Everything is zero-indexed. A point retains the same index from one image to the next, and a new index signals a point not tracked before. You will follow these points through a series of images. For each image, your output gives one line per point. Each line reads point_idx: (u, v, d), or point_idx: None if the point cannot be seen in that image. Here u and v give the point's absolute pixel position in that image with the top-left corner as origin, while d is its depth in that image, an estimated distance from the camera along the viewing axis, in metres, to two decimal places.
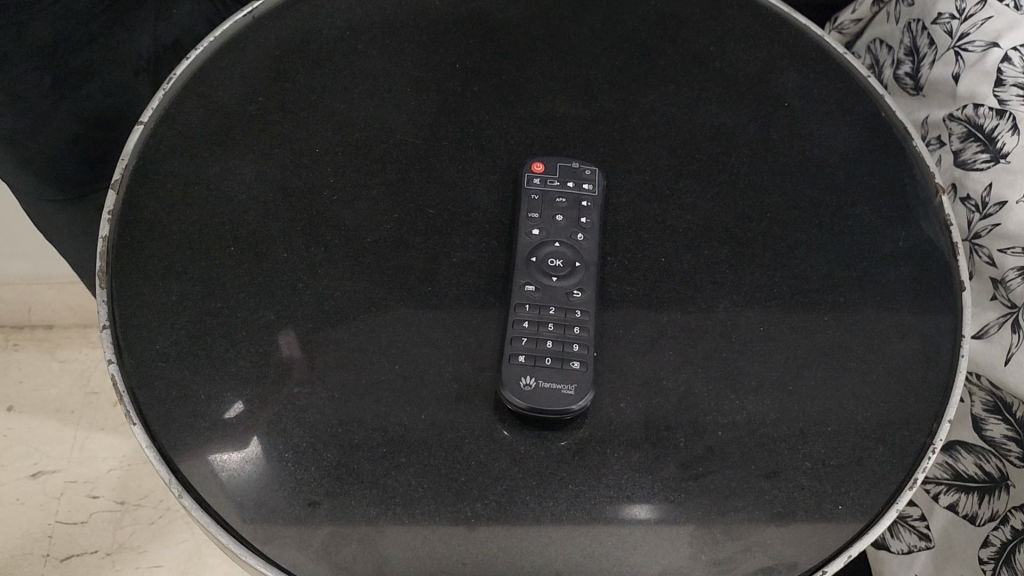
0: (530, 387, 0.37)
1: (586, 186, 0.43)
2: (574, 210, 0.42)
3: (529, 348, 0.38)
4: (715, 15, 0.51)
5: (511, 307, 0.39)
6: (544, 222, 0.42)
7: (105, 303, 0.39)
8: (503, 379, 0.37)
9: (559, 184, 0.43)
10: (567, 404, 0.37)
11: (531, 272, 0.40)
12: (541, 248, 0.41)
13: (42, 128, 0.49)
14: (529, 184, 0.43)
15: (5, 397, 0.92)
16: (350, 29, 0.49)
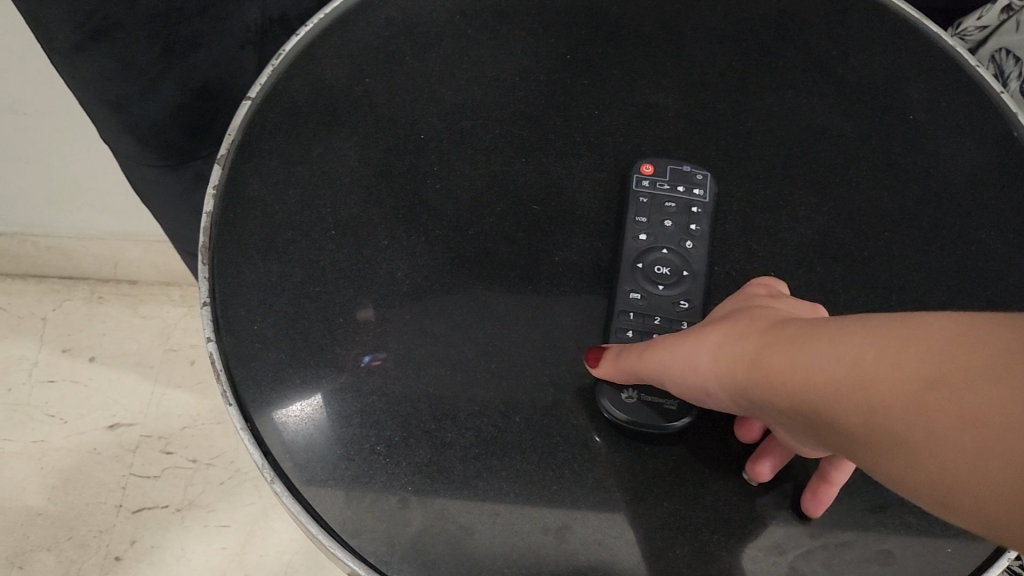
0: (632, 400, 0.37)
1: (697, 191, 0.41)
2: (683, 216, 0.41)
3: None
4: (839, 16, 0.49)
5: (616, 314, 0.39)
6: (652, 228, 0.41)
7: (206, 280, 0.39)
8: (602, 393, 0.37)
9: (669, 188, 0.41)
10: (667, 423, 0.36)
11: (636, 279, 0.39)
12: (647, 254, 0.40)
13: (148, 94, 0.50)
14: (638, 187, 0.41)
15: (89, 348, 0.95)
16: (460, 12, 0.48)
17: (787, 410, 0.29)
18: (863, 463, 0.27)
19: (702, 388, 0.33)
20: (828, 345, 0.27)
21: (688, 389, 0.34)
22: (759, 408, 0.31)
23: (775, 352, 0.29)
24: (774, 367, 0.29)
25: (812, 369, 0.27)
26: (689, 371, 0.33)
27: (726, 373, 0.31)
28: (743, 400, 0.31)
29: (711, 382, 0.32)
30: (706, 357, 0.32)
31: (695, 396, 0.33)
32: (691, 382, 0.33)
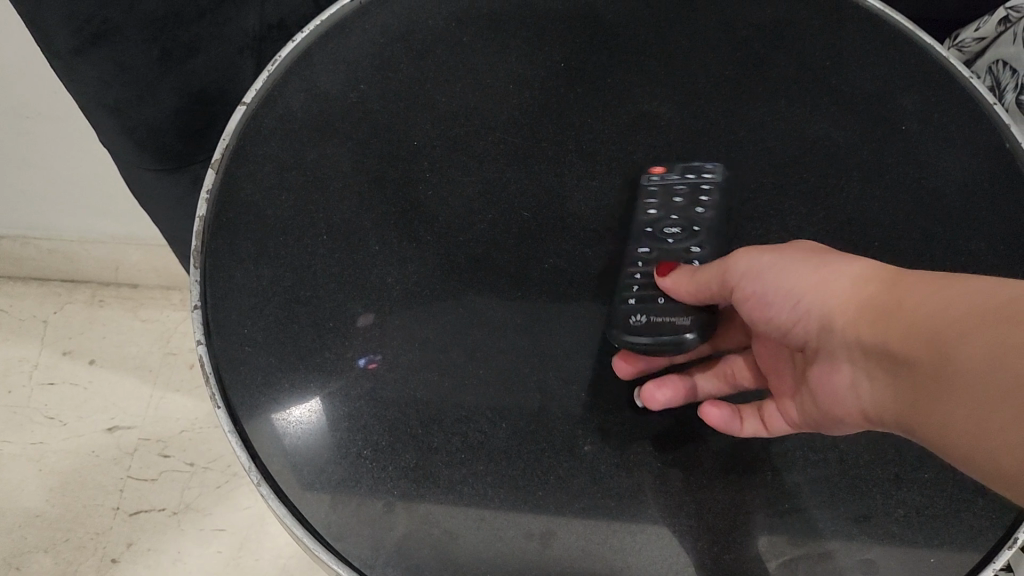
0: (639, 322, 0.38)
1: (706, 176, 0.43)
2: (692, 200, 0.42)
3: (640, 294, 0.39)
4: (834, 26, 0.48)
5: (624, 266, 0.41)
6: (663, 204, 0.42)
7: (198, 283, 0.39)
8: (613, 321, 0.39)
9: (677, 178, 0.43)
10: (682, 336, 0.38)
11: (647, 239, 0.41)
12: (657, 221, 0.42)
13: (146, 99, 0.50)
14: (647, 182, 0.43)
15: (89, 351, 0.95)
16: (456, 18, 0.48)
17: (888, 336, 0.34)
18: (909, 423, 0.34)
19: (796, 299, 0.38)
20: (967, 297, 0.32)
21: (777, 299, 0.39)
22: (849, 332, 0.36)
23: (880, 287, 0.35)
24: (895, 308, 0.34)
25: (940, 316, 0.32)
26: (796, 277, 0.38)
27: (831, 304, 0.37)
28: (830, 317, 0.37)
29: (820, 305, 0.37)
30: (834, 282, 0.37)
31: (782, 310, 0.39)
32: (788, 287, 0.38)
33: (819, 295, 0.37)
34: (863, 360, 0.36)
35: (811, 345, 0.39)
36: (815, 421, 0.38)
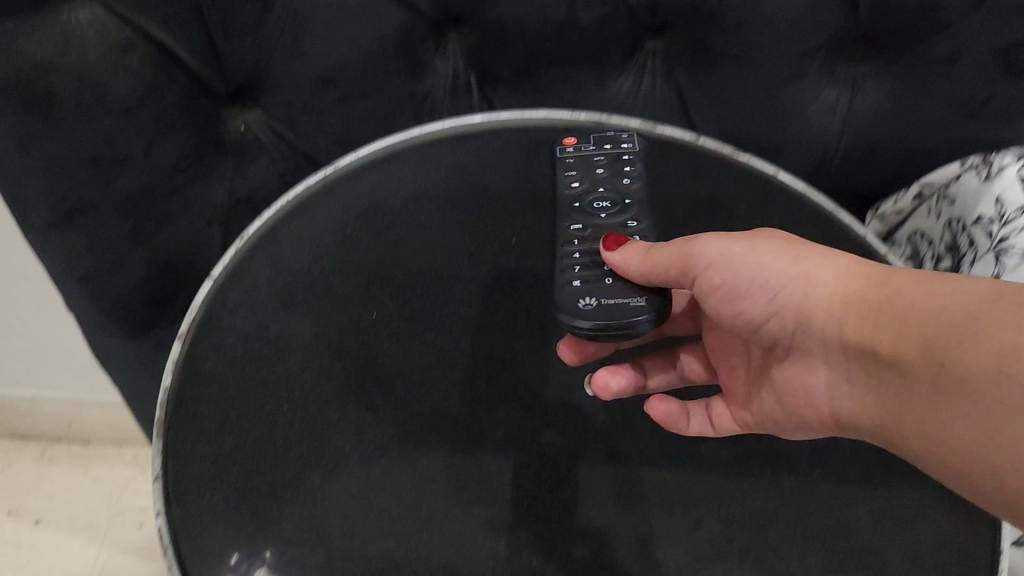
0: (590, 306, 0.43)
1: (624, 146, 0.50)
2: (613, 166, 0.49)
3: (582, 275, 0.44)
4: (762, 204, 0.53)
5: (562, 248, 0.46)
6: (584, 177, 0.48)
7: (158, 454, 0.40)
8: (562, 304, 0.43)
9: (594, 151, 0.50)
10: (632, 318, 0.42)
11: (578, 216, 0.47)
12: (585, 196, 0.48)
13: (116, 267, 0.53)
14: (563, 154, 0.50)
15: (34, 510, 0.93)
16: (415, 194, 0.52)
17: (863, 332, 0.38)
18: (899, 423, 0.36)
19: (772, 291, 0.42)
20: (956, 304, 0.35)
21: (752, 291, 0.43)
22: (822, 319, 0.40)
23: (861, 286, 0.39)
24: (876, 306, 0.38)
25: (937, 314, 0.35)
26: (777, 270, 0.42)
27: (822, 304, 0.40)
28: (803, 310, 0.41)
29: (803, 298, 0.41)
30: (820, 278, 0.41)
31: (757, 304, 0.43)
32: (765, 280, 0.42)
33: (796, 286, 0.41)
34: (835, 351, 0.40)
35: (787, 338, 0.43)
36: (772, 416, 0.46)
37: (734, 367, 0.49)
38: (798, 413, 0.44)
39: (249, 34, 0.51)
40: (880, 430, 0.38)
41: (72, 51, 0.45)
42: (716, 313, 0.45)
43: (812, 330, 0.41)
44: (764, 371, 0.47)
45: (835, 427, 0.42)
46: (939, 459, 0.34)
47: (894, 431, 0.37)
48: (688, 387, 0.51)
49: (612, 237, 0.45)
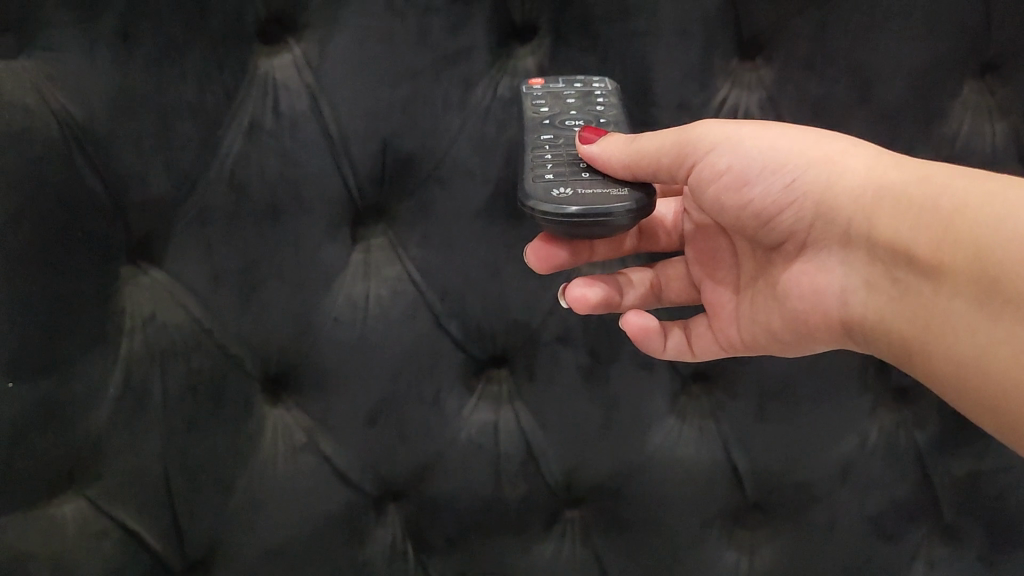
0: (566, 194, 0.46)
1: (596, 84, 0.52)
2: (585, 98, 0.52)
3: (556, 173, 0.48)
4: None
5: (534, 147, 0.50)
6: (555, 107, 0.51)
7: None
8: (537, 192, 0.46)
9: (563, 87, 0.52)
10: (612, 206, 0.45)
11: (550, 130, 0.50)
12: (557, 117, 0.51)
13: None
14: (530, 90, 0.52)
15: None
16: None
17: (871, 242, 0.42)
18: (912, 337, 0.41)
19: (783, 185, 0.45)
20: (1003, 226, 0.36)
21: (763, 177, 0.45)
22: (840, 211, 0.43)
23: (882, 175, 0.42)
24: (879, 204, 0.41)
25: (998, 228, 0.36)
26: (790, 154, 0.45)
27: (853, 183, 0.43)
28: (824, 197, 0.44)
29: (818, 187, 0.44)
30: (847, 163, 0.43)
31: (768, 192, 0.45)
32: (780, 164, 0.45)
33: (816, 169, 0.44)
34: (860, 257, 0.43)
35: (793, 226, 0.46)
36: (734, 339, 0.53)
37: (722, 281, 0.54)
38: (797, 314, 0.48)
39: (212, 517, 0.58)
40: (891, 343, 0.42)
41: (50, 546, 0.52)
42: (720, 203, 0.48)
43: (825, 176, 0.44)
44: (755, 282, 0.51)
45: (842, 332, 0.46)
46: (967, 387, 0.38)
47: (893, 326, 0.42)
48: (665, 301, 0.56)
49: (589, 130, 0.50)
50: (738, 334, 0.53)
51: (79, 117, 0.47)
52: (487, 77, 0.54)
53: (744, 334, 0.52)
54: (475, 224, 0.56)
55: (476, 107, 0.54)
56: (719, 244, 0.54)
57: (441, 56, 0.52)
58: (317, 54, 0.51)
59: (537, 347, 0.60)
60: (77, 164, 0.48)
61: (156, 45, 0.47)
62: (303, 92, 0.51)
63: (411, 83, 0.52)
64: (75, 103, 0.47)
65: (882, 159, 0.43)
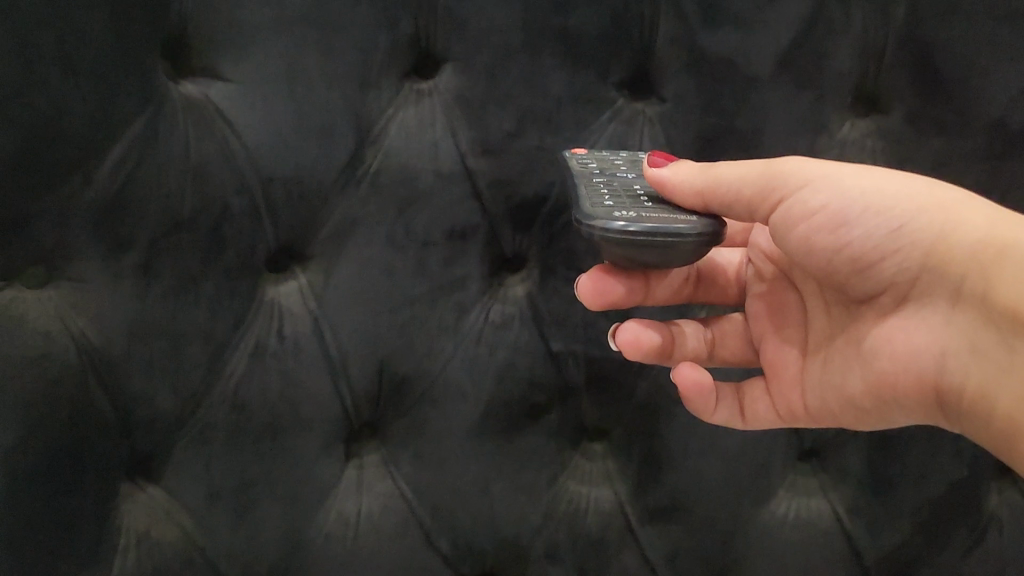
0: (630, 214, 0.43)
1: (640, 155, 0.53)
2: (632, 161, 0.51)
3: (615, 199, 0.45)
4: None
5: (588, 179, 0.47)
6: (602, 163, 0.50)
7: None
8: (601, 211, 0.43)
9: (609, 156, 0.51)
10: (681, 229, 0.42)
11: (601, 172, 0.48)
12: (606, 168, 0.49)
13: None
14: (574, 154, 0.51)
15: None
16: None
17: (989, 303, 0.41)
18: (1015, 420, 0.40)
19: (887, 228, 0.44)
20: None
21: (863, 219, 0.44)
22: (955, 265, 0.42)
23: (1011, 233, 0.41)
24: (1003, 260, 0.40)
25: None
26: (898, 198, 0.44)
27: (970, 236, 0.42)
28: (935, 246, 0.43)
29: (928, 233, 0.43)
30: (966, 216, 0.42)
31: (869, 233, 0.44)
32: (885, 206, 0.44)
33: (928, 214, 0.43)
34: (968, 318, 0.42)
35: (886, 271, 0.45)
36: (796, 406, 0.53)
37: (787, 340, 0.54)
38: (883, 380, 0.46)
39: None
40: (991, 423, 0.41)
41: None
42: (809, 243, 0.46)
43: (931, 222, 0.43)
44: (832, 341, 0.50)
45: (934, 406, 0.45)
46: None
47: (994, 394, 0.41)
48: (718, 358, 0.57)
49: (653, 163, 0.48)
50: (802, 400, 0.52)
51: (97, 344, 0.49)
52: (480, 303, 0.57)
53: (812, 398, 0.52)
54: (467, 442, 0.58)
55: (469, 332, 0.57)
56: (787, 297, 0.54)
57: (437, 285, 0.56)
58: (321, 282, 0.55)
59: (526, 564, 0.61)
60: (92, 391, 0.50)
61: (176, 277, 0.51)
62: (306, 316, 0.55)
63: (409, 309, 0.56)
64: (95, 331, 0.49)
65: (1001, 219, 0.42)
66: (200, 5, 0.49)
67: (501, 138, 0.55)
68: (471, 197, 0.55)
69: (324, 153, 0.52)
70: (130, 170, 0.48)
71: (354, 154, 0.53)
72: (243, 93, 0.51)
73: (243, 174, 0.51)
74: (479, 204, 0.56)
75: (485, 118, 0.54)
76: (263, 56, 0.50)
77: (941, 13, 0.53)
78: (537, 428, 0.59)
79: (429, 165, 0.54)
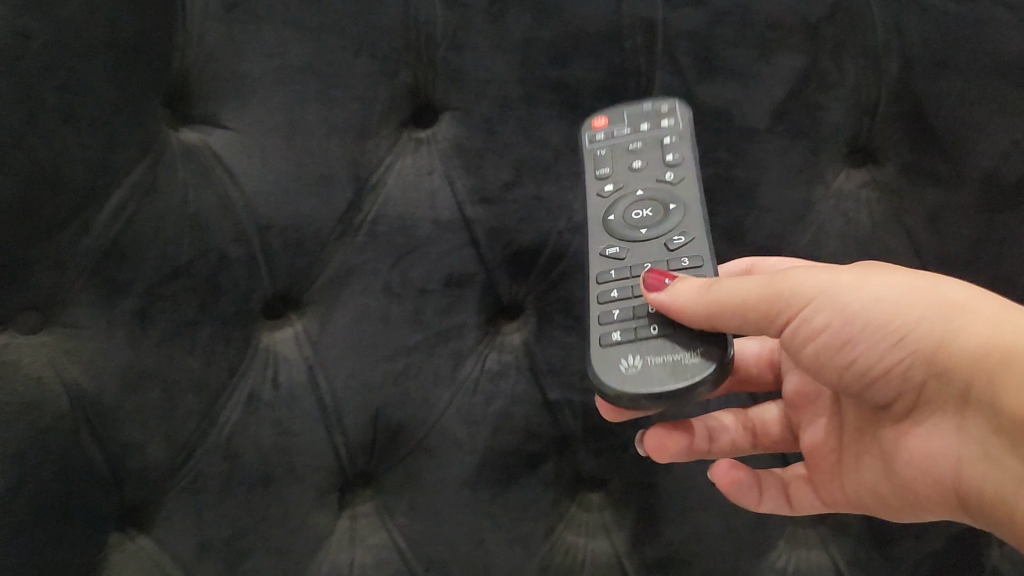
0: (639, 365, 0.44)
1: (666, 120, 0.52)
2: (654, 149, 0.52)
3: (624, 330, 0.46)
4: None
5: (598, 296, 0.48)
6: (616, 179, 0.52)
7: None
8: (610, 365, 0.44)
9: (627, 134, 0.53)
10: (692, 377, 0.43)
11: (614, 237, 0.50)
12: (621, 207, 0.51)
13: None
14: (593, 139, 0.53)
15: None
16: None
17: (996, 410, 0.39)
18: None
19: (890, 344, 0.42)
20: None
21: (864, 335, 0.42)
22: (958, 374, 0.40)
23: (1014, 335, 0.38)
24: (1006, 366, 0.38)
25: None
26: (892, 311, 0.41)
27: (966, 339, 0.40)
28: (936, 356, 0.41)
29: (926, 341, 0.41)
30: (961, 319, 0.40)
31: (872, 347, 0.42)
32: (885, 320, 0.41)
33: (929, 325, 0.41)
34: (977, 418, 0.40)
35: (892, 382, 0.43)
36: (840, 499, 0.52)
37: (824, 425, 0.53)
38: (911, 480, 0.46)
39: None
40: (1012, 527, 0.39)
41: None
42: (819, 362, 0.45)
43: (927, 330, 0.41)
44: (860, 435, 0.50)
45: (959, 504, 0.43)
46: None
47: (1008, 500, 0.39)
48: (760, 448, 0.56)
49: (654, 273, 0.46)
50: (837, 490, 0.52)
51: (89, 392, 0.49)
52: (476, 352, 0.57)
53: (848, 490, 0.51)
54: (462, 494, 0.57)
55: (465, 381, 0.57)
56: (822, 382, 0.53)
57: (434, 333, 0.56)
58: (318, 330, 0.55)
59: None
60: (81, 438, 0.49)
61: (171, 324, 0.50)
62: (302, 364, 0.55)
63: (405, 358, 0.56)
64: (87, 378, 0.48)
65: (994, 319, 0.39)
66: (201, 57, 0.50)
67: (498, 188, 0.55)
68: (468, 245, 0.56)
69: (322, 201, 0.53)
70: (127, 216, 0.48)
71: (353, 203, 0.53)
72: (243, 142, 0.51)
73: (241, 222, 0.51)
74: (476, 252, 0.56)
75: (482, 167, 0.55)
76: (263, 107, 0.51)
77: (933, 66, 0.54)
78: (534, 479, 0.58)
79: (426, 214, 0.55)
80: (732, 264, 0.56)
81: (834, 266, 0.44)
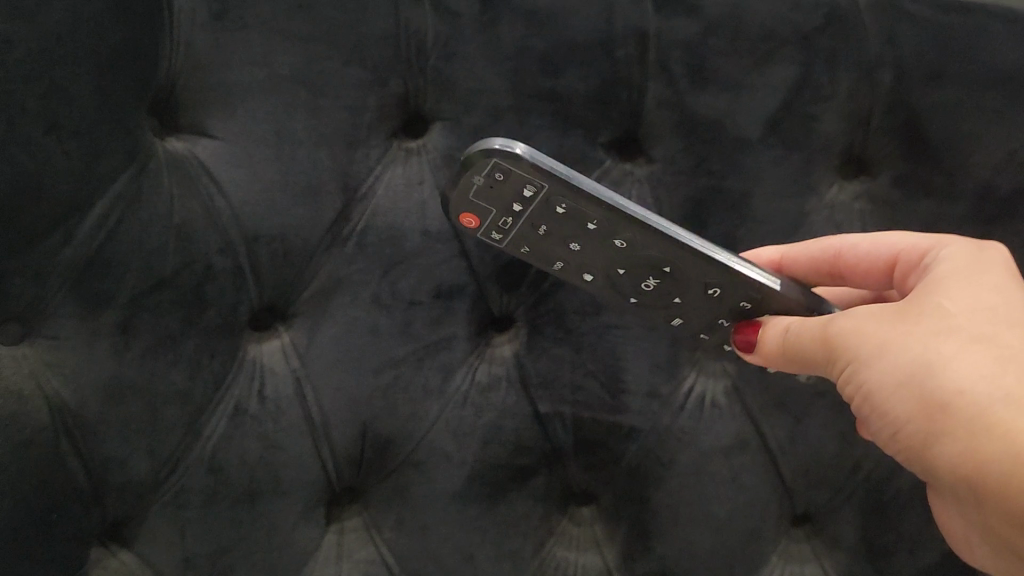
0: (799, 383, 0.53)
1: (529, 193, 0.44)
2: (557, 219, 0.45)
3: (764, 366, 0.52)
4: None
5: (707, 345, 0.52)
6: (586, 263, 0.47)
7: None
8: None
9: (508, 216, 0.45)
10: None
11: (660, 311, 0.49)
12: (630, 287, 0.48)
13: None
14: (499, 238, 0.46)
15: None
16: None
17: (984, 513, 0.35)
18: None
19: (891, 431, 0.39)
20: None
21: (871, 413, 0.40)
22: (941, 475, 0.37)
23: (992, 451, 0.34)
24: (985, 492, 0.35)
25: None
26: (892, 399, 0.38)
27: (949, 452, 0.36)
28: (923, 451, 0.37)
29: (918, 439, 0.37)
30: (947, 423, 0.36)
31: (879, 425, 0.40)
32: (885, 406, 0.38)
33: (919, 423, 0.37)
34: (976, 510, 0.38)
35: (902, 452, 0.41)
36: None
37: None
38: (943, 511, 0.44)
39: None
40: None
41: None
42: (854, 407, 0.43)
43: (917, 430, 0.37)
44: None
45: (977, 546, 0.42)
46: None
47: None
48: None
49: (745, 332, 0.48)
50: None
51: (72, 405, 0.48)
52: (465, 364, 0.56)
53: None
54: (450, 508, 0.56)
55: (454, 394, 0.56)
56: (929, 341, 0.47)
57: (422, 345, 0.55)
58: (306, 342, 0.54)
59: None
60: (63, 452, 0.48)
61: (154, 335, 0.49)
62: (289, 376, 0.54)
63: (394, 371, 0.55)
64: (70, 391, 0.48)
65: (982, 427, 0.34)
66: (188, 65, 0.49)
67: None
68: (458, 256, 0.55)
69: (311, 213, 0.52)
70: (112, 227, 0.47)
71: (341, 214, 0.53)
72: (229, 152, 0.50)
73: (227, 232, 0.50)
74: (466, 263, 0.55)
75: None
76: (252, 116, 0.50)
77: (927, 78, 0.54)
78: (523, 493, 0.58)
79: (415, 225, 0.54)
80: (821, 242, 0.49)
81: (855, 323, 0.40)
